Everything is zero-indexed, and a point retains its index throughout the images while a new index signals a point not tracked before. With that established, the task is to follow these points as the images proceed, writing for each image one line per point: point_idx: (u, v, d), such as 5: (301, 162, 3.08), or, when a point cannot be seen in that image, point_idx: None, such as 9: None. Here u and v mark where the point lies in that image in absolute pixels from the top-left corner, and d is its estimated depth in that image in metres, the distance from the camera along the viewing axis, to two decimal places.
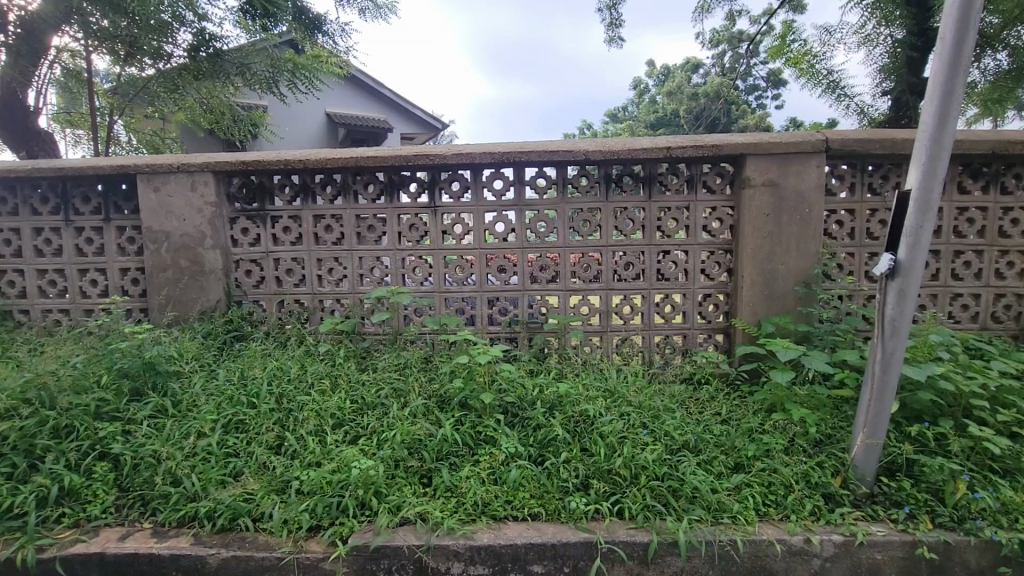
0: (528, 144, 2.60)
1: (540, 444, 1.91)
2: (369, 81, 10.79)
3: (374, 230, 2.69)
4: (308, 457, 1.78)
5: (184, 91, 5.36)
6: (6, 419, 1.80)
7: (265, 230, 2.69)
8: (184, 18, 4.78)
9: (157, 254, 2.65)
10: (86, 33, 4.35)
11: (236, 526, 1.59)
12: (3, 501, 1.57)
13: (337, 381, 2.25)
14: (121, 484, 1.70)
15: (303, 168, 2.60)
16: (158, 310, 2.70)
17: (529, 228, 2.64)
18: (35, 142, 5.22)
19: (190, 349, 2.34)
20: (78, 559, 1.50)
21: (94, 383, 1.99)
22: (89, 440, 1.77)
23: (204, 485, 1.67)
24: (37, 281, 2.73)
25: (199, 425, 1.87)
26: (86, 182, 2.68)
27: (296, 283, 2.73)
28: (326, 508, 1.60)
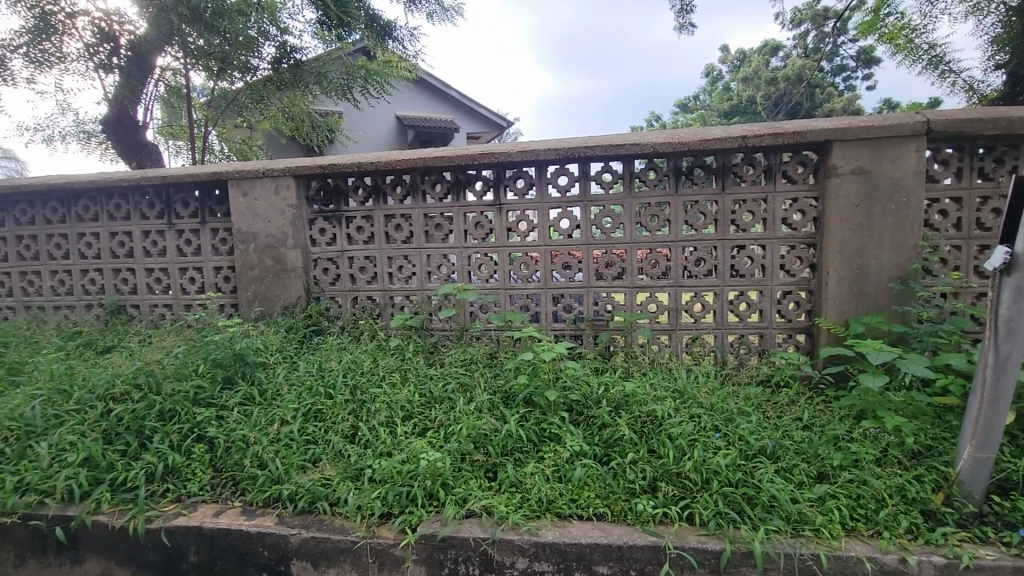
0: (594, 139, 2.56)
1: (606, 443, 1.88)
2: (437, 83, 11.08)
3: (441, 228, 2.76)
4: (380, 447, 1.85)
5: (268, 100, 5.79)
6: (121, 402, 2.02)
7: (340, 229, 2.83)
8: (268, 33, 5.17)
9: (246, 254, 2.86)
10: (185, 52, 4.78)
11: (315, 509, 1.69)
12: (119, 475, 1.76)
13: (407, 375, 2.33)
14: (215, 464, 1.85)
15: (375, 170, 2.71)
16: (247, 305, 2.91)
17: (595, 224, 2.59)
18: (145, 154, 5.81)
19: (274, 342, 2.51)
20: (179, 531, 1.65)
21: (193, 372, 2.18)
22: (189, 423, 1.94)
23: (287, 469, 1.78)
24: (146, 279, 3.03)
25: (283, 413, 2.00)
26: (185, 189, 2.94)
27: (369, 281, 2.85)
28: (397, 497, 1.65)
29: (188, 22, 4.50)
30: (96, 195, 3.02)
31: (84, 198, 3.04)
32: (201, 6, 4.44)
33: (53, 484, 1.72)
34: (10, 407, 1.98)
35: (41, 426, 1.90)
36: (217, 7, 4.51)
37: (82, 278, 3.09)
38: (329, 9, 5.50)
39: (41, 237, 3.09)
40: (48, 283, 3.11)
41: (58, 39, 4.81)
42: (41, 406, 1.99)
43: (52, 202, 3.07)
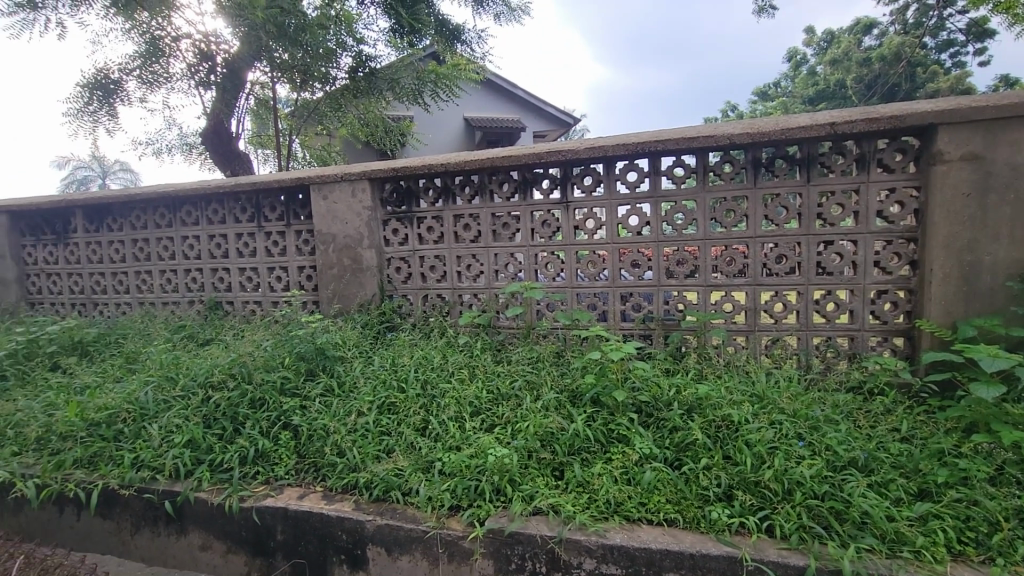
0: (665, 133, 2.48)
1: (677, 447, 1.81)
2: (504, 83, 11.19)
3: (509, 227, 2.78)
4: (449, 441, 1.91)
5: (345, 108, 6.09)
6: (219, 389, 2.21)
7: (412, 230, 2.94)
8: (346, 43, 5.42)
9: (326, 254, 3.03)
10: (271, 66, 5.16)
11: (388, 498, 1.76)
12: (217, 457, 1.92)
13: (475, 372, 2.38)
14: (299, 450, 1.97)
15: (444, 172, 2.78)
16: (327, 302, 3.09)
17: (665, 221, 2.51)
18: (237, 162, 6.31)
19: (351, 337, 2.64)
20: (267, 511, 1.77)
21: (279, 364, 2.34)
22: (276, 412, 2.09)
23: (363, 458, 1.88)
24: (239, 277, 3.29)
25: (359, 405, 2.11)
26: (273, 194, 3.16)
27: (438, 279, 2.93)
28: (466, 490, 1.69)
29: (274, 38, 4.83)
30: (197, 201, 3.32)
31: (187, 204, 3.35)
32: (286, 23, 4.80)
33: (163, 462, 1.91)
34: (128, 392, 2.22)
35: (153, 409, 2.12)
36: (300, 22, 4.88)
37: (186, 277, 3.40)
38: (400, 16, 5.90)
39: (152, 240, 3.44)
40: (158, 281, 3.46)
41: (165, 61, 5.39)
42: (152, 391, 2.22)
43: (161, 209, 3.41)
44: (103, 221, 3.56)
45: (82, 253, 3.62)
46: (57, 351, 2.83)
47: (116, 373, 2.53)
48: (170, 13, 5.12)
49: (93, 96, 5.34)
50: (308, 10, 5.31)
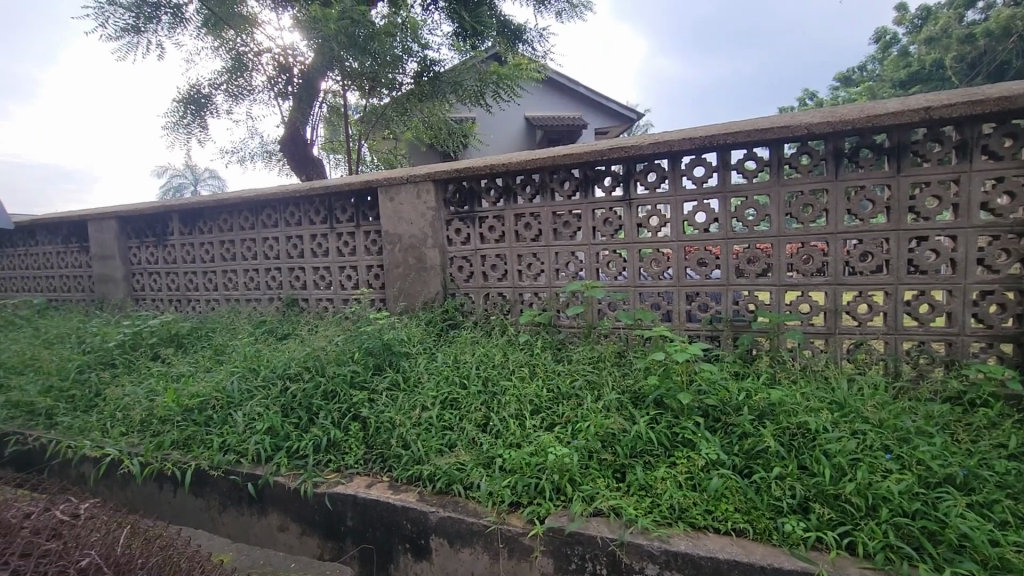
0: (735, 125, 2.37)
1: (747, 454, 1.73)
2: (565, 81, 11.14)
3: (570, 225, 2.76)
4: (510, 438, 1.92)
5: (411, 113, 6.28)
6: (296, 381, 2.35)
7: (474, 229, 2.99)
8: (411, 50, 5.59)
9: (392, 253, 3.15)
10: (342, 75, 5.43)
11: (451, 491, 1.80)
12: (293, 444, 2.04)
13: (535, 370, 2.38)
14: (367, 441, 2.06)
15: (506, 171, 2.81)
16: (393, 300, 3.20)
17: (736, 217, 2.40)
18: (312, 167, 6.69)
19: (415, 334, 2.72)
20: (339, 497, 1.86)
21: (350, 358, 2.46)
22: (346, 404, 2.20)
23: (427, 451, 1.93)
24: (313, 276, 3.48)
25: (423, 400, 2.17)
26: (344, 196, 3.32)
27: (500, 277, 2.96)
28: (526, 488, 1.70)
29: (345, 48, 5.05)
30: (276, 204, 3.55)
31: (268, 208, 3.59)
32: (356, 33, 5.02)
33: (246, 447, 2.06)
34: (217, 381, 2.42)
35: (237, 398, 2.29)
36: (369, 32, 5.08)
37: (266, 276, 3.64)
38: (464, 20, 6.17)
39: (237, 242, 3.71)
40: (242, 280, 3.73)
41: (248, 75, 5.82)
42: (237, 381, 2.40)
43: (245, 212, 3.67)
44: (196, 224, 3.89)
45: (178, 254, 3.97)
46: (157, 342, 3.12)
47: (206, 363, 2.75)
48: (253, 29, 5.52)
49: (187, 110, 5.85)
50: (376, 19, 5.54)
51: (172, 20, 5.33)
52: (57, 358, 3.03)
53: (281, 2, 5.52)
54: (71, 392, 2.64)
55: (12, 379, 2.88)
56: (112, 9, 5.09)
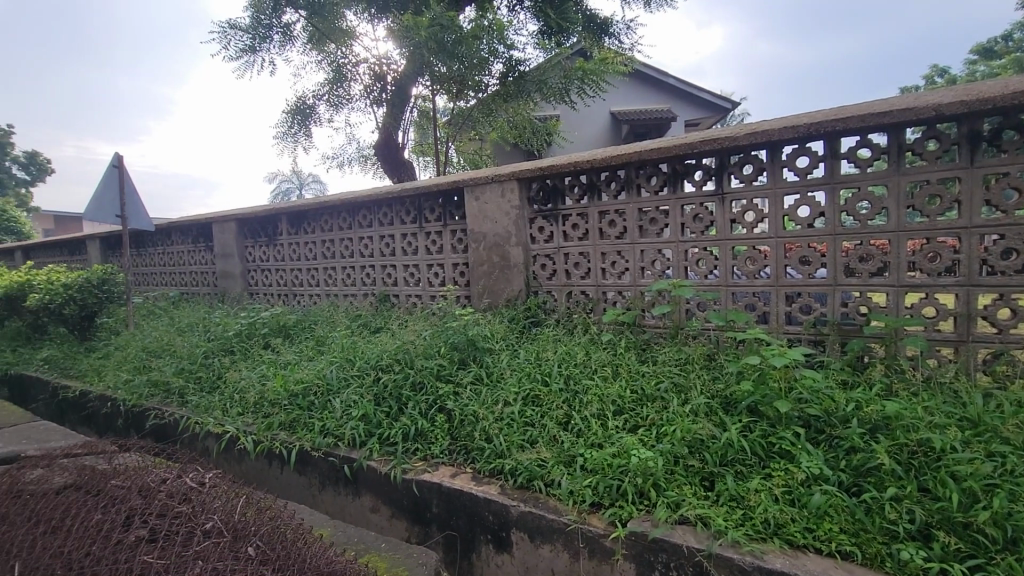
0: (846, 110, 2.17)
1: (855, 471, 1.58)
2: (653, 73, 10.78)
3: (657, 222, 2.67)
4: (592, 437, 1.90)
5: (497, 113, 6.38)
6: (387, 372, 2.50)
7: (557, 227, 2.98)
8: (498, 51, 5.70)
9: (477, 251, 3.22)
10: (431, 79, 5.66)
11: (532, 486, 1.81)
12: (385, 431, 2.16)
13: (618, 370, 2.34)
14: (452, 432, 2.13)
15: (590, 168, 2.78)
16: (477, 297, 3.28)
17: (845, 211, 2.20)
18: (403, 169, 7.01)
19: (498, 331, 2.77)
20: (425, 484, 1.94)
21: (437, 352, 2.56)
22: (433, 396, 2.29)
23: (509, 445, 1.96)
24: (403, 273, 3.66)
25: (506, 395, 2.21)
26: (432, 197, 3.45)
27: (582, 275, 2.93)
28: (608, 489, 1.67)
29: (434, 54, 5.26)
30: (371, 206, 3.77)
31: (363, 209, 3.82)
32: (445, 38, 5.21)
33: (343, 431, 2.21)
34: (319, 369, 2.63)
35: (335, 385, 2.47)
36: (457, 36, 5.23)
37: (361, 273, 3.88)
38: (549, 19, 6.19)
39: (337, 241, 3.99)
40: (341, 276, 4.00)
41: (347, 84, 6.24)
42: (336, 369, 2.58)
43: (343, 213, 3.94)
44: (301, 225, 4.24)
45: (286, 253, 4.35)
46: (268, 332, 3.44)
47: (309, 353, 2.99)
48: (351, 42, 5.92)
49: (294, 120, 6.38)
50: (464, 23, 5.68)
51: (282, 38, 5.83)
52: (188, 345, 3.44)
53: (377, 14, 5.86)
54: (199, 374, 2.99)
55: (153, 361, 3.31)
56: (233, 32, 5.67)
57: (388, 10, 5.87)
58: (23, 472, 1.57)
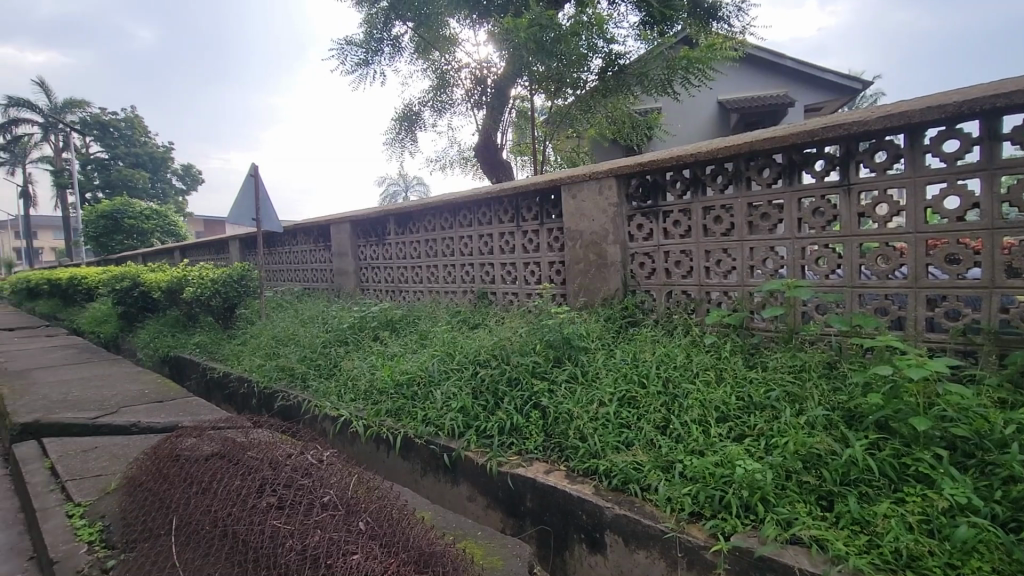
0: (1010, 84, 1.87)
1: (1015, 504, 1.35)
2: (769, 55, 9.97)
3: (769, 218, 2.48)
4: (692, 444, 1.81)
5: (595, 109, 6.28)
6: (485, 366, 2.59)
7: (657, 224, 2.88)
8: (597, 46, 5.63)
9: (573, 249, 3.19)
10: (530, 79, 5.74)
11: (627, 490, 1.76)
12: (482, 424, 2.23)
13: (723, 375, 2.21)
14: (547, 429, 2.14)
15: (695, 161, 2.65)
16: (573, 295, 3.25)
17: (1007, 202, 1.89)
18: (501, 169, 7.18)
19: (594, 330, 2.73)
20: (520, 478, 1.96)
21: (532, 349, 2.59)
22: (528, 392, 2.32)
23: (604, 446, 1.93)
24: (500, 270, 3.74)
25: (601, 395, 2.18)
26: (530, 196, 3.49)
27: (684, 275, 2.80)
28: (709, 500, 1.58)
29: (534, 54, 5.33)
30: (471, 206, 3.91)
31: (464, 209, 3.98)
32: (544, 38, 5.25)
33: (443, 422, 2.31)
34: (422, 362, 2.79)
35: (437, 377, 2.60)
36: (557, 34, 5.24)
37: (461, 270, 4.03)
38: (652, 8, 5.98)
39: (439, 240, 4.18)
40: (442, 274, 4.19)
41: (449, 90, 6.66)
42: (437, 363, 2.72)
43: (445, 214, 4.13)
44: (407, 226, 4.51)
45: (393, 251, 4.64)
46: (377, 325, 3.70)
47: (413, 346, 3.18)
48: (454, 48, 6.26)
49: (402, 127, 6.80)
50: (563, 21, 5.68)
51: (392, 50, 6.24)
52: (309, 335, 3.81)
53: (479, 19, 6.08)
54: (318, 362, 3.31)
55: (281, 348, 3.71)
56: (350, 48, 6.16)
57: (490, 14, 6.04)
58: (181, 439, 1.83)
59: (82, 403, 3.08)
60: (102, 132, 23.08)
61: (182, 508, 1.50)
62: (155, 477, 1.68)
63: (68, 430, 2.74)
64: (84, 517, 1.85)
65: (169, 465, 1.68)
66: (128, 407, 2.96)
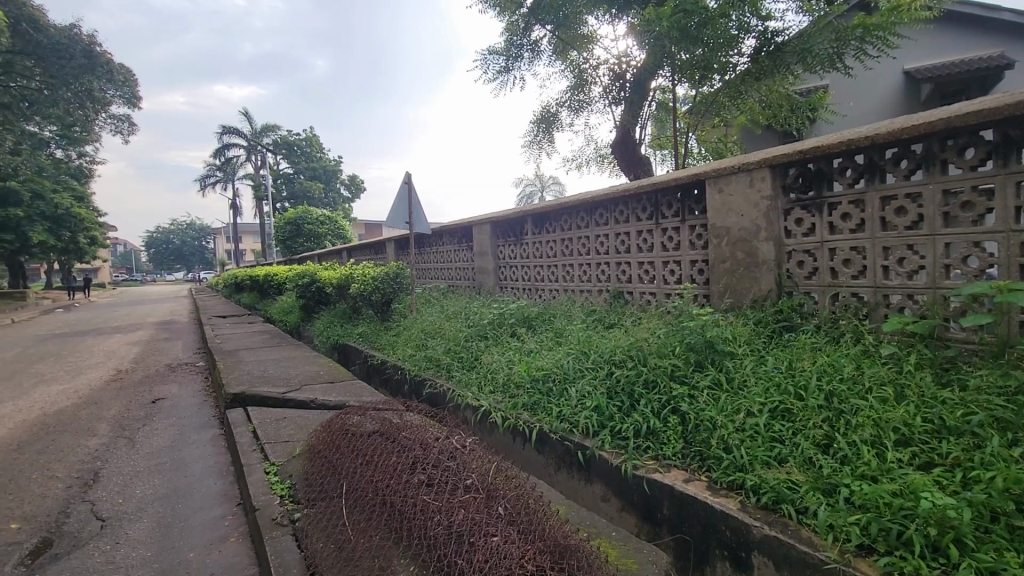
0: None
1: None
2: (978, 8, 8.24)
3: (973, 207, 2.07)
4: (861, 468, 1.59)
5: (747, 94, 5.83)
6: (620, 367, 2.56)
7: (821, 218, 2.57)
8: (751, 25, 5.23)
9: (719, 247, 2.98)
10: (672, 69, 5.50)
11: (779, 510, 1.59)
12: (616, 425, 2.19)
13: (904, 392, 1.90)
14: (686, 436, 2.04)
15: (871, 144, 2.31)
16: (718, 296, 3.03)
17: None
18: (639, 165, 7.01)
19: (742, 334, 2.53)
20: (656, 483, 1.89)
21: (671, 351, 2.49)
22: (666, 396, 2.23)
23: (752, 460, 1.78)
24: (638, 270, 3.64)
25: (749, 405, 2.01)
26: (671, 191, 3.35)
27: (855, 275, 2.46)
28: (884, 533, 1.37)
29: (677, 42, 5.07)
30: (607, 204, 3.87)
31: (601, 208, 3.95)
32: (689, 24, 4.93)
33: (578, 419, 2.32)
34: (558, 359, 2.85)
35: (572, 375, 2.63)
36: (704, 18, 4.89)
37: (596, 270, 4.00)
38: None
39: (575, 239, 4.21)
40: (577, 273, 4.20)
41: (587, 89, 6.75)
42: (572, 361, 2.75)
43: (582, 213, 4.14)
44: (544, 225, 4.62)
45: (530, 250, 4.78)
46: (515, 322, 3.84)
47: (549, 343, 3.24)
48: (593, 45, 6.32)
49: (540, 128, 6.98)
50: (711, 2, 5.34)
51: (531, 55, 6.44)
52: (454, 329, 4.09)
53: (617, 14, 5.98)
54: (461, 355, 3.55)
55: (428, 341, 4.05)
56: (493, 57, 6.51)
57: (629, 7, 5.88)
58: (349, 417, 2.10)
59: (275, 380, 3.69)
60: (289, 151, 27.26)
61: (351, 476, 1.72)
62: (330, 446, 1.94)
63: (265, 401, 3.30)
64: (277, 474, 2.21)
65: (340, 437, 1.94)
66: (308, 385, 3.49)
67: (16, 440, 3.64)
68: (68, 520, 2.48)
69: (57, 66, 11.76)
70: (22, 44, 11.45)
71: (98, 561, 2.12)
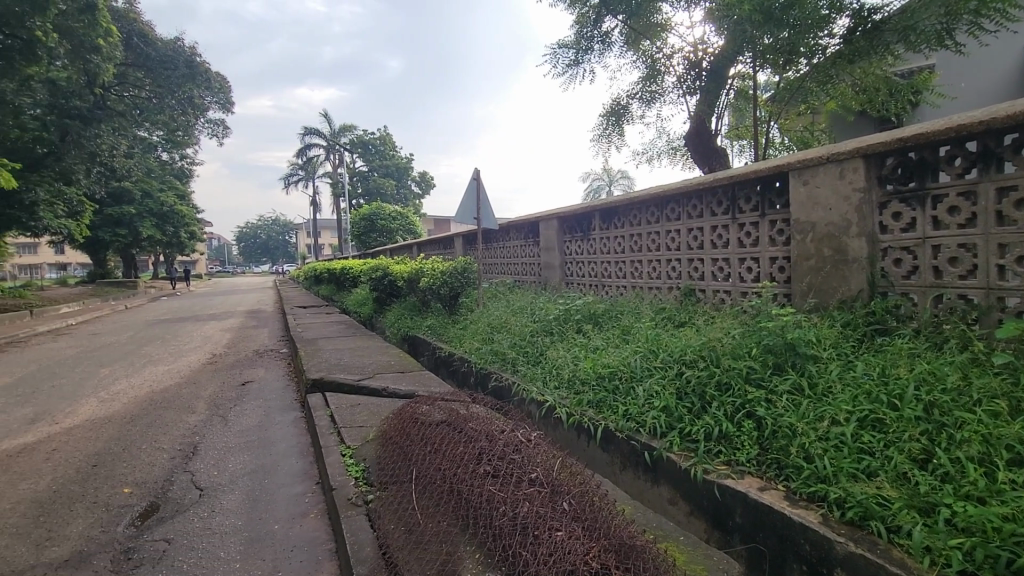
0: None
1: None
2: None
3: None
4: (966, 488, 1.44)
5: (837, 78, 5.44)
6: (691, 367, 2.47)
7: (923, 212, 2.34)
8: (845, 3, 4.80)
9: (803, 244, 2.79)
10: (754, 54, 5.27)
11: (867, 527, 1.48)
12: (686, 427, 2.13)
13: (1020, 406, 1.70)
14: (762, 442, 1.94)
15: (987, 129, 2.08)
16: (801, 296, 2.84)
17: None
18: (715, 157, 6.73)
19: (828, 336, 2.36)
20: (728, 489, 1.81)
21: (747, 353, 2.37)
22: (741, 399, 2.13)
23: (836, 471, 1.66)
24: (712, 268, 3.49)
25: (833, 413, 1.88)
26: (750, 185, 3.18)
27: (963, 275, 2.23)
28: (992, 560, 1.23)
29: (760, 26, 4.79)
30: (680, 199, 3.74)
31: (672, 203, 3.82)
32: (773, 6, 4.63)
33: (645, 419, 2.27)
34: (625, 357, 2.80)
35: (639, 374, 2.58)
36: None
37: (667, 267, 3.88)
38: None
39: (644, 234, 4.10)
40: (646, 270, 4.09)
41: (659, 79, 6.55)
42: (640, 360, 2.69)
43: (652, 208, 4.03)
44: (613, 221, 4.54)
45: (597, 246, 4.72)
46: (581, 318, 3.81)
47: (615, 341, 3.19)
48: (666, 33, 6.11)
49: (609, 122, 6.85)
50: None
51: (602, 47, 6.33)
52: (519, 324, 4.12)
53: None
54: (526, 350, 3.58)
55: (494, 335, 4.11)
56: (562, 50, 6.50)
57: None
58: (418, 406, 2.18)
59: (350, 368, 3.89)
60: (365, 150, 28.55)
61: (420, 462, 1.79)
62: (401, 434, 2.03)
63: (342, 387, 3.50)
64: (352, 457, 2.34)
65: (410, 424, 2.02)
66: (381, 374, 3.66)
67: (129, 413, 4.08)
68: (172, 487, 2.77)
69: (164, 77, 13.01)
70: (135, 58, 12.88)
71: (196, 526, 2.34)
